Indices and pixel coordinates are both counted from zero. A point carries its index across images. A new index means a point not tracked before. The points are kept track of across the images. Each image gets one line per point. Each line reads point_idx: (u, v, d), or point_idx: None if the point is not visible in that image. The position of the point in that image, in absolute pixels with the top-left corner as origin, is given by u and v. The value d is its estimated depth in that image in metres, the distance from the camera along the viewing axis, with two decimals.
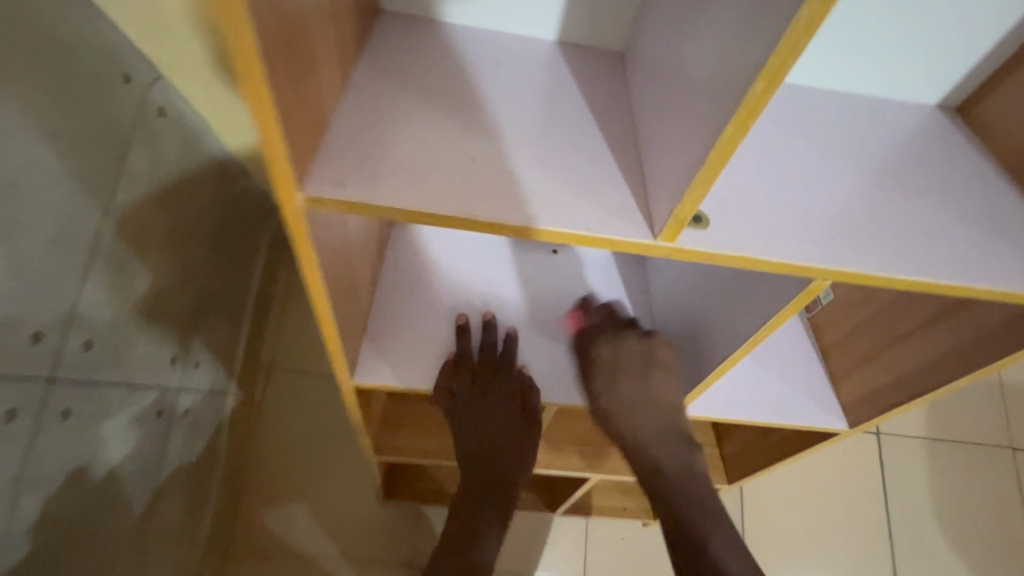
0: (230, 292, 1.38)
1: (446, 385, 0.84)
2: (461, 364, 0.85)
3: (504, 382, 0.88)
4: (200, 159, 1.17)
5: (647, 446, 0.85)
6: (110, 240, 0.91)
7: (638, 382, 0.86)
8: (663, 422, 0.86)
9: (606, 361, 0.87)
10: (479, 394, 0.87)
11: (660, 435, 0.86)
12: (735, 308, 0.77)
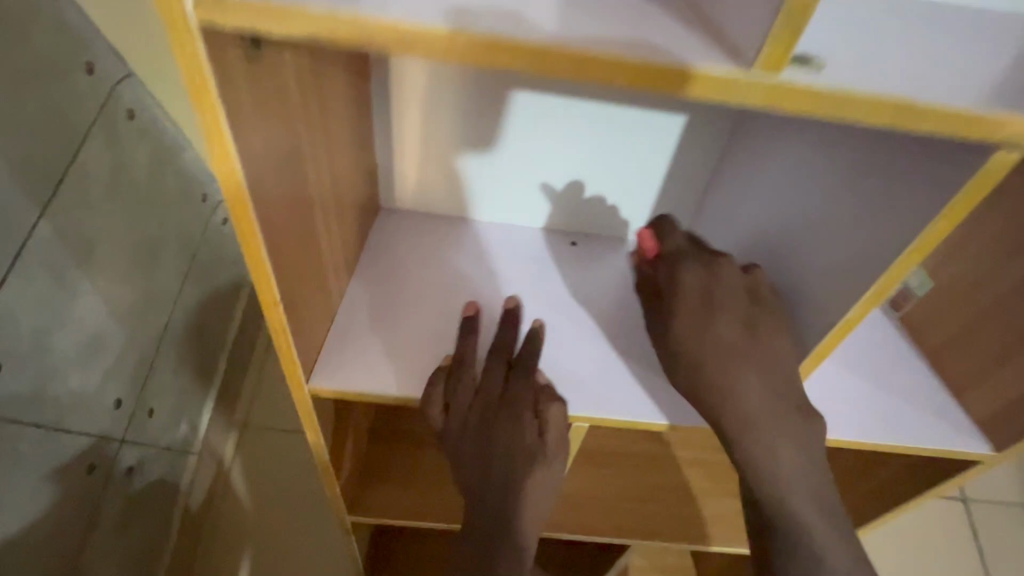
0: (201, 329, 1.20)
1: (439, 391, 0.62)
2: (458, 372, 0.62)
3: (523, 392, 0.61)
4: (178, 176, 1.04)
5: (758, 441, 0.59)
6: (44, 244, 0.77)
7: (735, 326, 0.61)
8: (778, 401, 0.60)
9: (693, 296, 0.63)
10: (488, 412, 0.62)
11: (773, 421, 0.60)
12: (834, 258, 0.58)
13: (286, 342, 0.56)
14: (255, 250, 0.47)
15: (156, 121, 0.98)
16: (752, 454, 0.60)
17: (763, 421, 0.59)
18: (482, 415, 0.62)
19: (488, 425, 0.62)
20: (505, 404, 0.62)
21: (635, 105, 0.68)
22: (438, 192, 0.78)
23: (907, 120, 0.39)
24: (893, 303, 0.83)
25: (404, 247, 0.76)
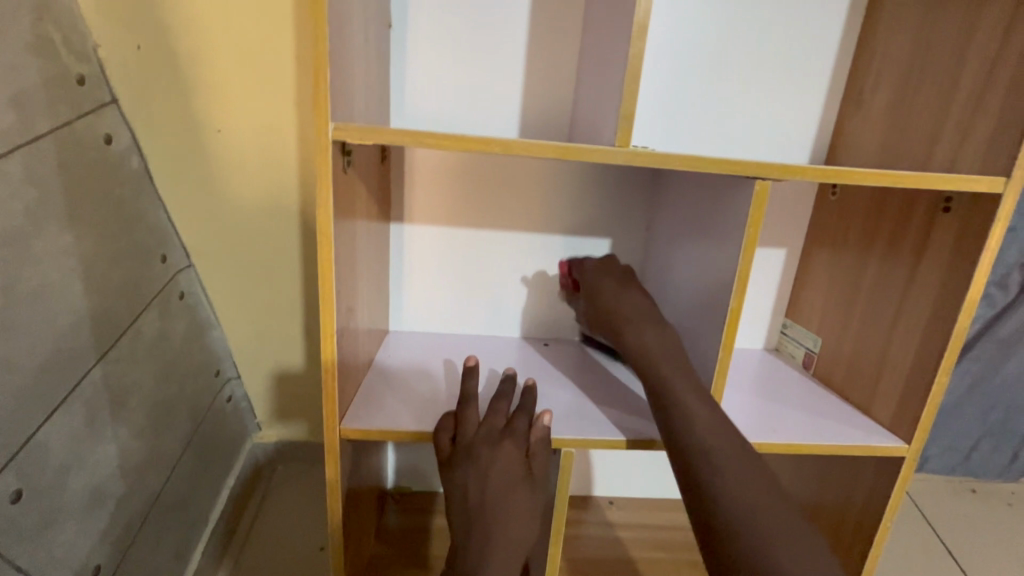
0: (193, 503, 1.16)
1: (450, 423, 0.73)
2: (466, 407, 0.73)
3: (521, 423, 0.73)
4: (203, 347, 1.19)
5: (654, 356, 0.74)
6: (91, 386, 0.88)
7: (615, 288, 0.83)
8: (661, 327, 0.78)
9: (600, 276, 0.86)
10: (492, 439, 0.72)
11: (664, 340, 0.76)
12: (707, 296, 0.75)
13: (332, 380, 0.68)
14: (328, 295, 0.63)
15: (198, 301, 1.17)
16: (653, 371, 0.73)
17: (657, 343, 0.75)
18: (484, 441, 0.71)
19: (491, 451, 0.71)
20: (505, 433, 0.72)
21: (574, 234, 0.94)
22: (435, 310, 0.97)
23: (737, 168, 0.63)
24: (804, 364, 0.96)
25: (413, 349, 0.93)
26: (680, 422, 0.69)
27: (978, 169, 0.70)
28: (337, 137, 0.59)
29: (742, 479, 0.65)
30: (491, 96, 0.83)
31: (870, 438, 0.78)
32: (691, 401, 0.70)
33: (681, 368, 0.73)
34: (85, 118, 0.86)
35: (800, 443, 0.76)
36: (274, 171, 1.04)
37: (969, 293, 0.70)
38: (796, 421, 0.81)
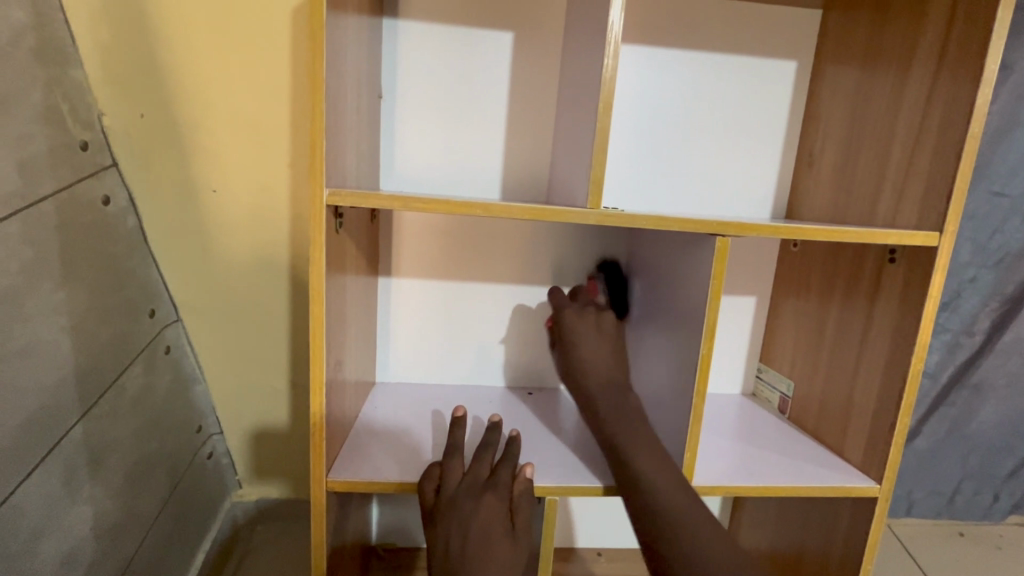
0: (167, 568, 1.12)
1: (437, 472, 0.74)
2: (451, 457, 0.75)
3: (506, 475, 0.74)
4: (185, 404, 1.18)
5: (621, 435, 0.75)
6: (70, 445, 0.86)
7: (595, 343, 0.82)
8: (626, 397, 0.79)
9: (579, 332, 0.83)
10: (476, 489, 0.73)
11: (627, 415, 0.77)
12: (679, 344, 0.79)
13: (320, 433, 0.69)
14: (318, 349, 0.66)
15: (183, 357, 1.18)
16: (619, 449, 0.74)
17: (625, 421, 0.76)
18: (468, 492, 0.72)
19: (474, 502, 0.71)
20: (489, 482, 0.73)
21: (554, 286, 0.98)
22: (420, 362, 0.99)
23: (697, 226, 0.69)
24: (780, 408, 0.99)
25: (399, 400, 0.94)
26: (646, 499, 0.71)
27: (916, 223, 0.77)
28: (330, 201, 0.63)
29: (707, 549, 0.67)
30: (472, 161, 0.89)
31: (845, 478, 0.81)
32: (653, 474, 0.72)
33: (645, 443, 0.74)
34: (85, 182, 0.90)
35: (778, 486, 0.78)
36: (264, 229, 1.08)
37: (919, 338, 0.75)
38: (774, 463, 0.83)
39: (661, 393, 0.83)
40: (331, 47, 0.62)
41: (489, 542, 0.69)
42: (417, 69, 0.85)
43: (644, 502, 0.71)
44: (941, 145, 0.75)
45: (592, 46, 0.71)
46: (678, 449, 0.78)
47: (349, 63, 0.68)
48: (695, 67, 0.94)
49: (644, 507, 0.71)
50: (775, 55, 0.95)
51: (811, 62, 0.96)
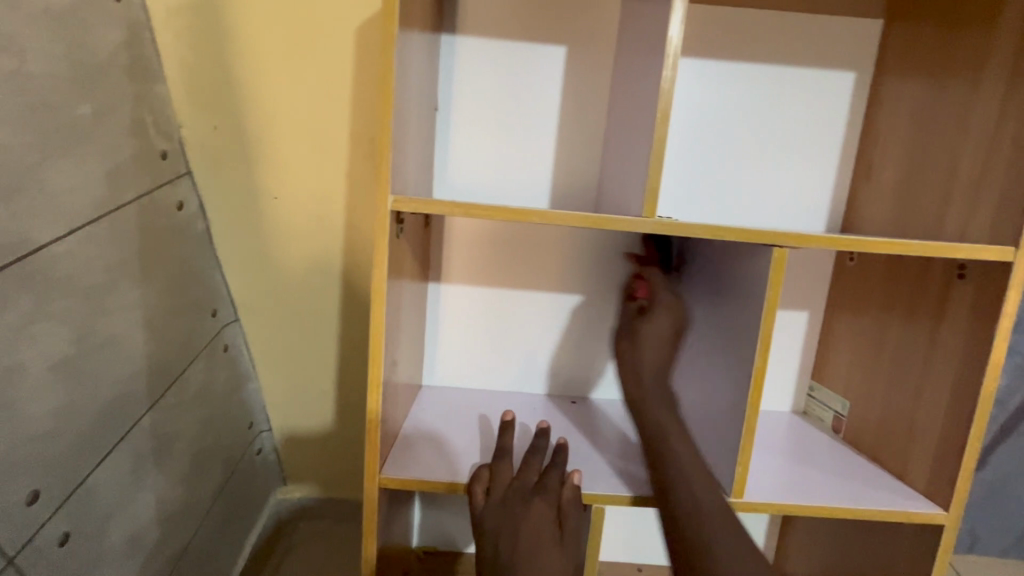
0: (218, 557, 1.17)
1: (485, 474, 0.75)
2: (500, 461, 0.77)
3: (555, 480, 0.75)
4: (239, 400, 1.24)
5: (665, 436, 0.76)
6: (138, 434, 0.92)
7: (662, 352, 0.83)
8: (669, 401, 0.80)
9: (662, 326, 0.84)
10: (523, 493, 0.74)
11: (671, 418, 0.78)
12: (730, 357, 0.77)
13: (374, 430, 0.71)
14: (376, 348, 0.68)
15: (239, 355, 1.24)
16: (661, 450, 0.75)
17: (672, 423, 0.77)
18: (517, 494, 0.73)
19: (523, 505, 0.72)
20: (536, 487, 0.74)
21: (599, 295, 0.98)
22: (465, 367, 1.01)
23: (754, 236, 0.68)
24: (834, 428, 0.96)
25: (445, 404, 0.96)
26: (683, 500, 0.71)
27: (988, 238, 0.74)
28: (394, 207, 0.66)
29: (740, 558, 0.67)
30: (523, 170, 0.91)
31: (905, 503, 0.77)
32: (693, 478, 0.73)
33: (692, 454, 0.75)
34: (163, 188, 0.97)
35: (834, 508, 0.75)
36: (320, 234, 1.13)
37: (991, 357, 0.72)
38: (828, 484, 0.81)
39: (711, 406, 0.82)
40: (397, 61, 0.65)
41: (536, 544, 0.70)
42: (473, 82, 0.88)
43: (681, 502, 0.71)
44: (1016, 156, 0.72)
45: (647, 57, 0.72)
46: (729, 462, 0.76)
47: (412, 76, 0.72)
48: (748, 78, 0.93)
49: (684, 516, 0.70)
50: (833, 66, 0.94)
51: (871, 72, 0.94)
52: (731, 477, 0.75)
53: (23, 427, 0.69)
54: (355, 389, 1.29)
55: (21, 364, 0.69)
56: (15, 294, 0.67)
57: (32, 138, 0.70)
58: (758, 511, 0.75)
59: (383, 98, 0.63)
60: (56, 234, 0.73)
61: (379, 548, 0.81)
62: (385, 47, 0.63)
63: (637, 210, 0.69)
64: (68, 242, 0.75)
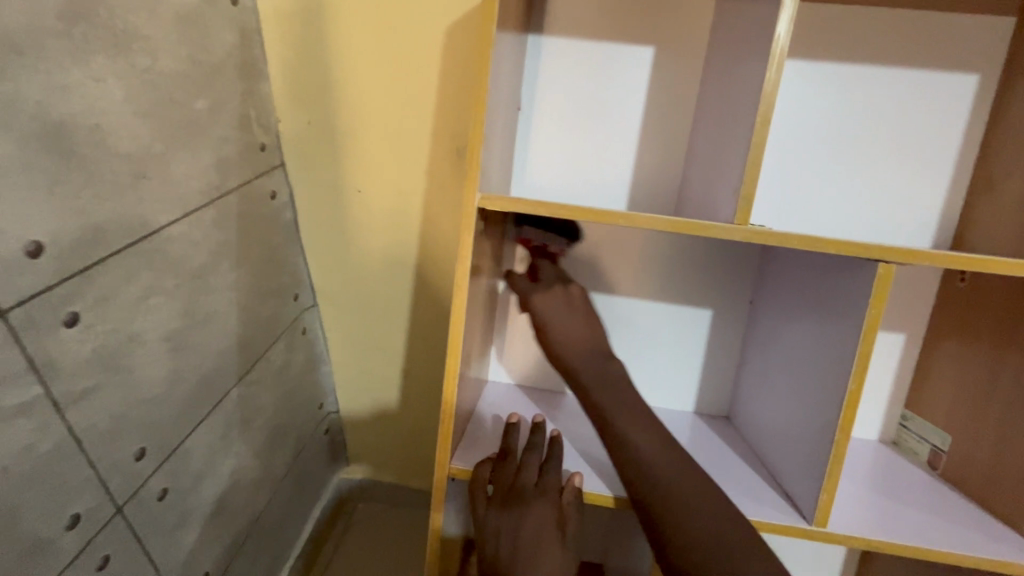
0: (286, 526, 1.24)
1: (503, 466, 0.76)
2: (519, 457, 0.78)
3: (554, 481, 0.76)
4: (313, 381, 1.31)
5: (611, 408, 0.76)
6: (228, 404, 0.99)
7: (563, 321, 0.82)
8: (610, 365, 0.80)
9: (555, 309, 0.82)
10: (535, 488, 0.75)
11: (618, 389, 0.78)
12: (815, 376, 0.72)
13: (448, 419, 0.74)
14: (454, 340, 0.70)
15: (316, 339, 1.31)
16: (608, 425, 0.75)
17: (616, 392, 0.77)
18: (520, 497, 0.74)
19: (525, 505, 0.74)
20: (546, 484, 0.76)
21: (673, 302, 0.96)
22: (531, 366, 1.02)
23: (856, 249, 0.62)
24: (932, 463, 0.87)
25: (510, 401, 0.97)
26: (640, 478, 0.70)
27: None
28: (481, 204, 0.67)
29: (710, 527, 0.66)
30: (603, 173, 0.90)
31: (1017, 553, 0.70)
32: (646, 449, 0.72)
33: (635, 418, 0.75)
34: (261, 178, 1.05)
35: (931, 551, 0.69)
36: (397, 227, 1.18)
37: None
38: (922, 524, 0.74)
39: (790, 426, 0.77)
40: (489, 62, 0.66)
41: (536, 536, 0.72)
42: (557, 82, 0.88)
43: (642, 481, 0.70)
44: None
45: (744, 58, 0.69)
46: (812, 489, 0.71)
47: (502, 76, 0.73)
48: (852, 81, 0.87)
49: (647, 487, 0.70)
50: (951, 68, 0.86)
51: (998, 74, 0.85)
52: (812, 504, 0.70)
53: (136, 388, 0.77)
54: (421, 379, 1.33)
55: (138, 334, 0.76)
56: (136, 269, 0.75)
57: (158, 130, 0.77)
58: (842, 542, 0.70)
59: (478, 98, 0.65)
60: (172, 216, 0.81)
61: (442, 534, 0.84)
62: (483, 48, 0.65)
63: (727, 216, 0.66)
64: (181, 224, 0.83)
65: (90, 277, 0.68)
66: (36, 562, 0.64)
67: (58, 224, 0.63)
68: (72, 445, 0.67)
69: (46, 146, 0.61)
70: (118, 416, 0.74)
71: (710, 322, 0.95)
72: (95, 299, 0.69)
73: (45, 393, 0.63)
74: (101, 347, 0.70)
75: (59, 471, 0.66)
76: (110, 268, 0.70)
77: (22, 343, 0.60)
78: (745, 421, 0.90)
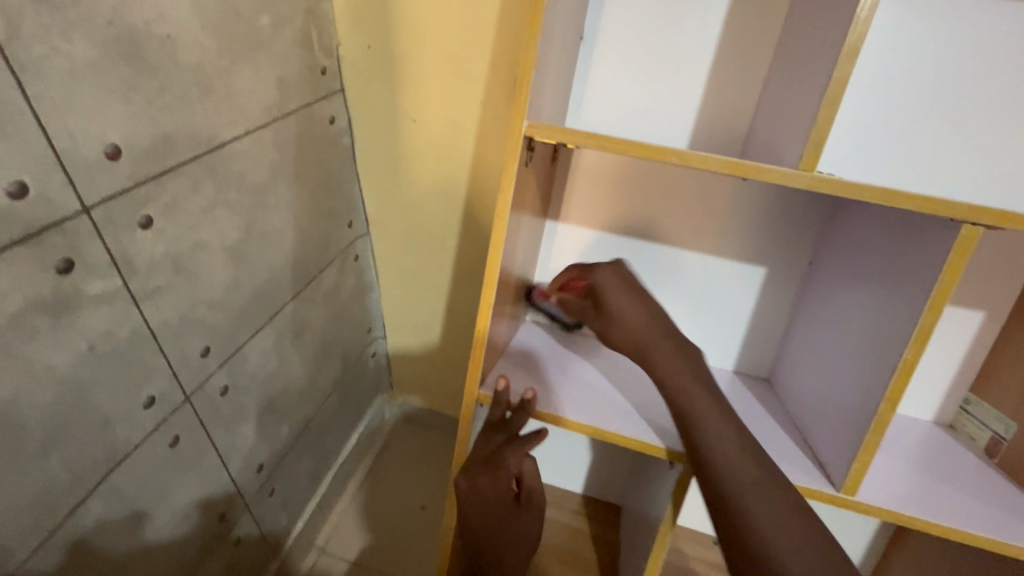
0: (331, 435, 1.35)
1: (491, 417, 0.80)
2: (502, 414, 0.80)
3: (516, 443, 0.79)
4: (362, 306, 1.37)
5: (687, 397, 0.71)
6: (283, 317, 1.07)
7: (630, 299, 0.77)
8: (687, 352, 0.75)
9: (626, 289, 0.78)
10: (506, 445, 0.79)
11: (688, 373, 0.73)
12: (871, 344, 0.67)
13: (480, 348, 0.76)
14: (492, 270, 0.71)
15: (366, 266, 1.35)
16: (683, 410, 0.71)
17: (686, 373, 0.72)
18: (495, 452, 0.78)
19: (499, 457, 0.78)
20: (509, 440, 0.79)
21: (724, 257, 0.91)
22: (570, 308, 1.02)
23: (942, 207, 0.55)
24: (989, 451, 0.81)
25: (546, 340, 0.98)
26: (715, 474, 0.65)
27: None
28: (527, 132, 0.65)
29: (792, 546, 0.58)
30: (663, 112, 0.86)
31: None
32: (720, 441, 0.67)
33: (708, 401, 0.70)
34: (320, 102, 1.06)
35: (965, 532, 0.66)
36: (448, 159, 1.17)
37: None
38: (962, 507, 0.70)
39: (833, 392, 0.74)
40: None
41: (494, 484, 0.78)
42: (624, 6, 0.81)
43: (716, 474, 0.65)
44: None
45: None
46: (845, 459, 0.67)
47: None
48: (972, 16, 0.75)
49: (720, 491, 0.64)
50: None
51: None
52: (841, 472, 0.68)
53: (200, 292, 0.83)
54: (463, 313, 1.37)
55: (203, 242, 0.82)
56: (202, 180, 0.79)
57: (222, 44, 0.79)
58: (867, 513, 0.68)
59: (533, 14, 0.61)
60: (235, 132, 0.84)
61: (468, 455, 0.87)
62: None
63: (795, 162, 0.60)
64: (244, 140, 0.86)
65: (160, 183, 0.73)
66: (120, 429, 0.74)
67: (133, 129, 0.67)
68: (146, 335, 0.75)
69: (122, 52, 0.64)
70: (186, 314, 0.81)
71: (762, 279, 0.90)
72: (165, 205, 0.74)
73: (124, 285, 0.70)
74: (171, 250, 0.76)
75: (136, 357, 0.74)
76: (178, 176, 0.75)
77: (103, 237, 0.66)
78: (786, 382, 0.87)
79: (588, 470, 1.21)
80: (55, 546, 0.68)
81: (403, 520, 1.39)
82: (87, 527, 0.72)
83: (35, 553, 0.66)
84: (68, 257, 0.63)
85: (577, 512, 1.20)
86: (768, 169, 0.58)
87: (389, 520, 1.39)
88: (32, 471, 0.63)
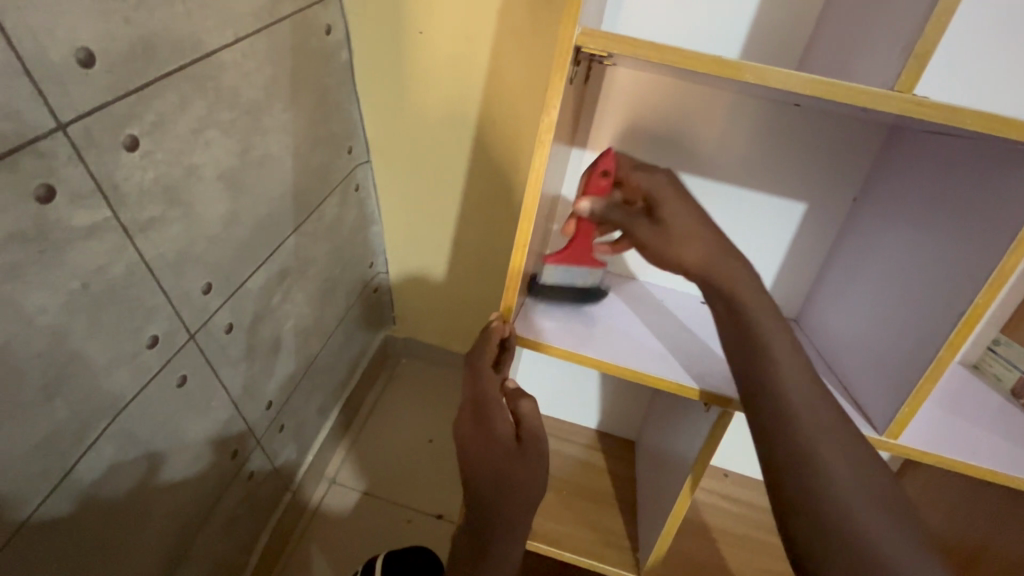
0: (336, 371, 1.33)
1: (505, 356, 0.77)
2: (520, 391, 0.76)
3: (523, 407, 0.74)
4: (364, 239, 1.30)
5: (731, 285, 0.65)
6: (285, 252, 1.00)
7: (685, 211, 0.67)
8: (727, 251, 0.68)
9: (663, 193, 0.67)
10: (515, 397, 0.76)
11: (785, 337, 0.65)
12: (932, 286, 0.63)
13: (512, 284, 0.72)
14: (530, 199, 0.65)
15: (368, 196, 1.27)
16: (765, 352, 0.63)
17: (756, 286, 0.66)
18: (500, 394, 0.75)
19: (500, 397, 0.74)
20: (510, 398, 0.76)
21: (763, 192, 0.85)
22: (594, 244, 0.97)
23: None
24: (1014, 392, 0.82)
25: None
26: (791, 426, 0.60)
27: None
28: (578, 40, 0.56)
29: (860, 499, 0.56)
30: (714, 22, 0.77)
31: None
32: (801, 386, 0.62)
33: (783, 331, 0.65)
34: (315, 7, 0.93)
35: (1000, 473, 0.67)
36: (460, 77, 1.06)
37: None
38: (993, 447, 0.71)
39: (877, 334, 0.71)
40: None
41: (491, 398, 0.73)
42: None
43: (787, 448, 0.59)
44: None
45: None
46: (891, 404, 0.66)
47: None
48: None
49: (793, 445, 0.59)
50: None
51: None
52: (886, 416, 0.67)
53: (197, 224, 0.76)
54: (471, 247, 1.31)
55: (197, 168, 0.74)
56: (190, 96, 0.70)
57: None
58: (907, 456, 0.68)
59: None
60: (222, 41, 0.73)
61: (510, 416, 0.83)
62: None
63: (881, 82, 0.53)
64: (233, 50, 0.76)
65: (144, 98, 0.63)
66: (126, 371, 0.70)
67: (106, 33, 0.57)
68: (144, 271, 0.69)
69: None
70: (183, 249, 0.75)
71: (801, 216, 0.86)
72: (151, 125, 0.65)
73: (114, 217, 0.63)
74: (161, 178, 0.68)
75: (134, 295, 0.68)
76: (161, 92, 0.65)
77: (85, 161, 0.58)
78: (818, 323, 0.85)
79: (598, 406, 1.23)
80: (69, 490, 0.66)
81: (412, 451, 1.41)
82: (101, 469, 0.70)
83: (49, 498, 0.64)
84: (48, 184, 0.55)
85: (586, 446, 1.23)
86: (860, 91, 0.51)
87: (398, 452, 1.41)
88: (35, 415, 0.59)
